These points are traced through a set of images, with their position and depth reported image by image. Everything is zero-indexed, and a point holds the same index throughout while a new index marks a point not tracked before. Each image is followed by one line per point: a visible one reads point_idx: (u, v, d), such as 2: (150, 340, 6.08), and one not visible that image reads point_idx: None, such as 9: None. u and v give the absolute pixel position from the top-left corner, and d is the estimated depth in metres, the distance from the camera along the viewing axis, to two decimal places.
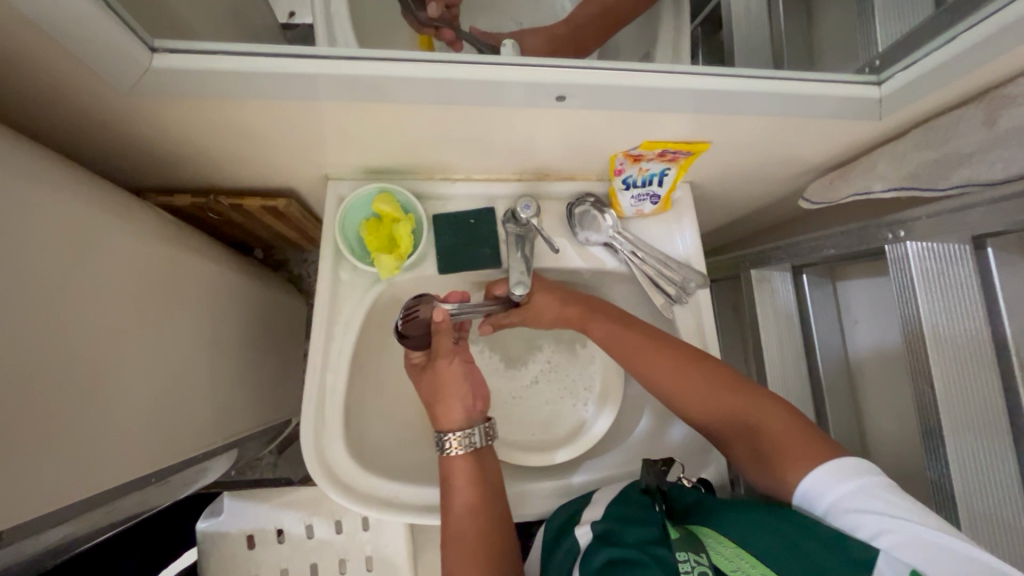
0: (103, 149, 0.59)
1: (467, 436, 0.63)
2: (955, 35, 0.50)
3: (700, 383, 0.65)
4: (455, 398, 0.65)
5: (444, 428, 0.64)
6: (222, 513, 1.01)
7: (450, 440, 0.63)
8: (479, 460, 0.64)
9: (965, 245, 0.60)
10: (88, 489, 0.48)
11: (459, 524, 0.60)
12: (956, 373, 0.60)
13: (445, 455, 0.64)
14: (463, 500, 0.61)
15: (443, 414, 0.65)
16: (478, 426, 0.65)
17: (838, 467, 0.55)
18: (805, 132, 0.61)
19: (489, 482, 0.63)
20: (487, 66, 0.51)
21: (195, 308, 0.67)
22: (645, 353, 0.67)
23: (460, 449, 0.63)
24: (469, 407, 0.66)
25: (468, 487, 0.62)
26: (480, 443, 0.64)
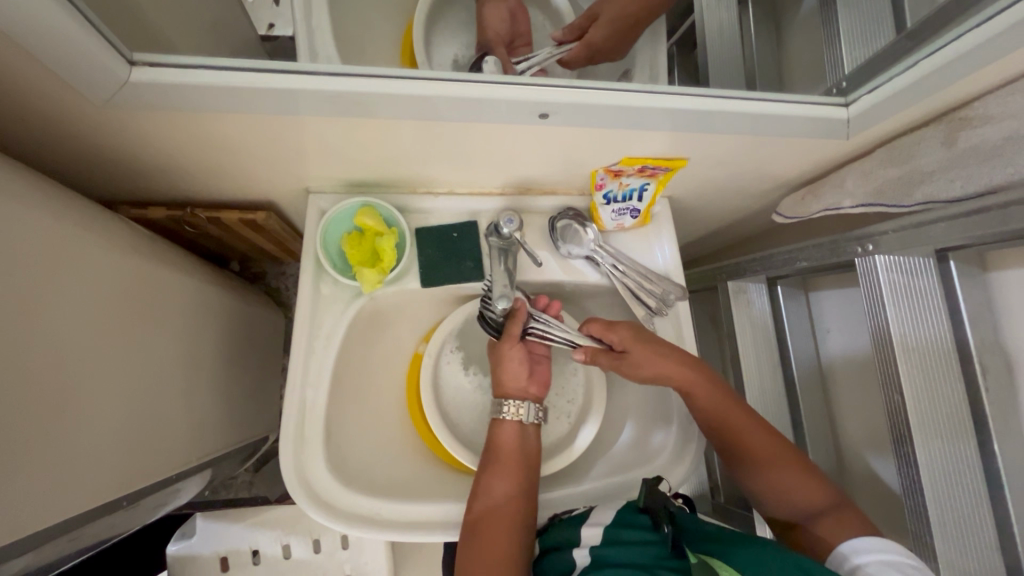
0: (74, 162, 0.57)
1: (520, 408, 0.68)
2: (916, 61, 0.52)
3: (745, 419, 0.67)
4: (517, 372, 0.69)
5: (502, 397, 0.69)
6: (194, 534, 0.97)
7: (506, 407, 0.68)
8: (525, 453, 0.66)
9: (929, 258, 0.62)
10: (56, 514, 0.46)
11: (489, 512, 0.60)
12: (924, 380, 0.62)
13: (498, 420, 0.68)
14: (499, 488, 0.62)
15: (505, 382, 0.69)
16: (531, 403, 0.69)
17: (892, 542, 0.55)
18: (778, 150, 0.63)
19: (527, 479, 0.64)
20: (470, 83, 0.52)
21: (170, 323, 0.66)
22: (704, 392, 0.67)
23: (513, 417, 0.67)
24: (526, 386, 0.70)
25: (505, 481, 0.63)
26: (528, 420, 0.68)
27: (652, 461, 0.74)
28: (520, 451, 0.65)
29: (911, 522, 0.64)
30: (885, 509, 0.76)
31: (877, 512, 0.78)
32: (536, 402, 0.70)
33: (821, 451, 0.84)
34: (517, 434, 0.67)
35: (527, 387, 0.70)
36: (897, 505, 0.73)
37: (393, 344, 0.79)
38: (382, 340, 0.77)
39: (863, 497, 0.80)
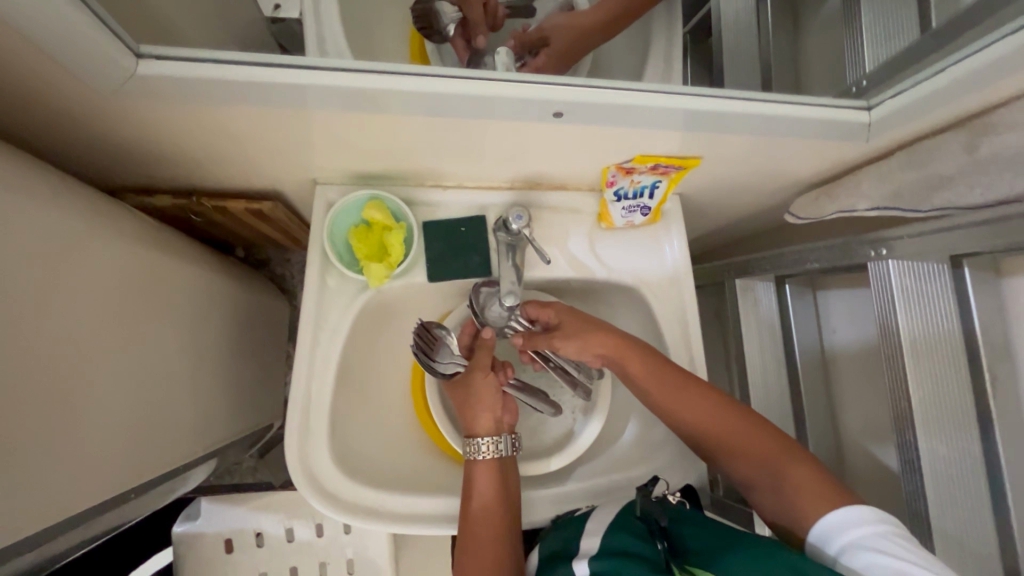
0: (78, 151, 0.56)
1: (496, 443, 0.66)
2: (944, 65, 0.51)
3: (698, 400, 0.65)
4: (489, 407, 0.67)
5: (476, 434, 0.66)
6: (199, 516, 0.99)
7: (482, 444, 0.65)
8: (503, 470, 0.65)
9: (943, 265, 0.62)
10: (65, 507, 0.46)
11: (474, 522, 0.61)
12: (931, 387, 0.62)
13: (471, 458, 0.66)
14: (484, 491, 0.63)
15: (478, 418, 0.67)
16: (506, 436, 0.67)
17: (853, 509, 0.53)
18: (794, 150, 0.62)
19: (508, 485, 0.65)
20: (482, 80, 0.51)
21: (176, 313, 0.65)
22: (656, 373, 0.67)
23: (489, 454, 0.65)
24: (500, 416, 0.68)
25: (487, 483, 0.63)
26: (506, 453, 0.66)
27: (655, 457, 0.74)
28: (499, 469, 0.64)
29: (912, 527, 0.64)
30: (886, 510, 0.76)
31: None
32: (510, 432, 0.69)
33: (823, 452, 0.84)
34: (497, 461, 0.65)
35: (502, 418, 0.68)
36: (898, 508, 0.74)
37: (398, 336, 0.79)
38: (388, 332, 0.77)
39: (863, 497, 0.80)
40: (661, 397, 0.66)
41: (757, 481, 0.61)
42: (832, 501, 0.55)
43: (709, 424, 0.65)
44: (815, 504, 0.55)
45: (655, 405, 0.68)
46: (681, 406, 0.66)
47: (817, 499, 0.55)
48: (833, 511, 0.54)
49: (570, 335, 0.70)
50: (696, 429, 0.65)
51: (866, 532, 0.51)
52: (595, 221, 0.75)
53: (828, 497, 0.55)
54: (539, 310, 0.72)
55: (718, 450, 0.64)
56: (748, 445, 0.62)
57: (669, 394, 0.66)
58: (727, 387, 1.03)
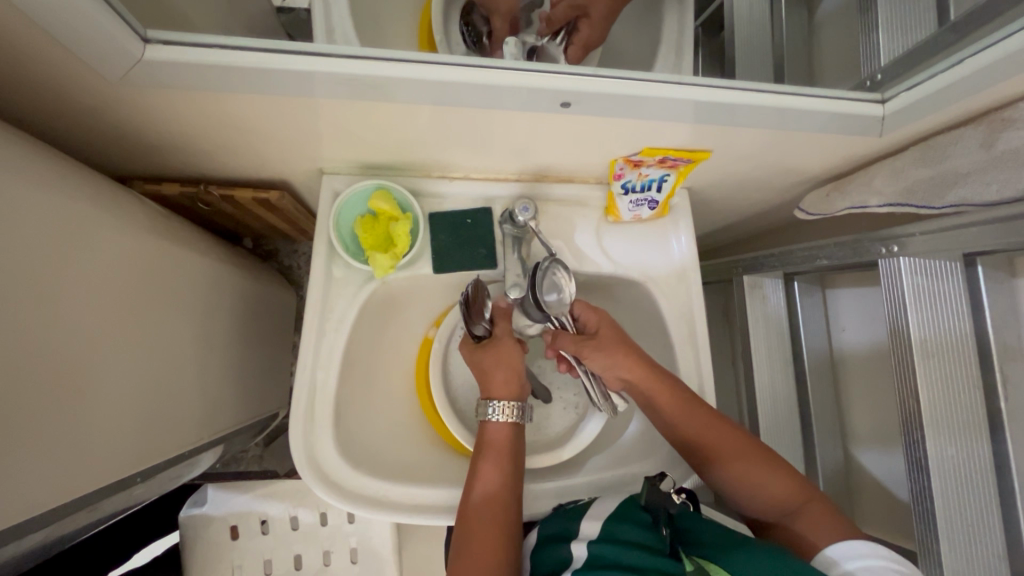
0: (87, 138, 0.57)
1: (512, 408, 0.66)
2: (960, 58, 0.50)
3: (725, 435, 0.64)
4: (509, 372, 0.67)
5: (494, 396, 0.66)
6: (206, 503, 1.00)
7: (498, 406, 0.66)
8: (516, 453, 0.64)
9: (955, 262, 0.61)
10: (72, 489, 0.47)
11: (475, 509, 0.59)
12: (941, 386, 0.61)
13: (486, 420, 0.66)
14: (488, 481, 0.61)
15: (497, 380, 0.67)
16: (522, 404, 0.67)
17: (884, 548, 0.52)
18: (806, 145, 0.61)
19: (515, 477, 0.62)
20: (489, 70, 0.50)
21: (184, 301, 0.66)
22: (685, 407, 0.66)
23: (505, 416, 0.65)
24: (519, 384, 0.68)
25: (492, 475, 0.61)
26: (518, 419, 0.66)
27: (658, 452, 0.74)
28: (513, 450, 0.64)
29: (918, 528, 0.63)
30: (893, 510, 0.76)
31: (882, 512, 0.78)
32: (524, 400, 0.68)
33: (829, 450, 0.83)
34: (508, 432, 0.65)
35: (521, 387, 0.68)
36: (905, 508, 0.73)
37: (404, 328, 0.79)
38: (394, 323, 0.77)
39: (869, 497, 0.80)
40: (688, 430, 0.66)
41: (765, 505, 0.61)
42: (838, 535, 0.55)
43: (721, 445, 0.64)
44: (823, 534, 0.56)
45: (665, 419, 0.67)
46: (707, 439, 0.65)
47: (824, 530, 0.56)
48: (839, 542, 0.54)
49: (603, 347, 0.68)
50: (705, 447, 0.65)
51: (882, 564, 0.50)
52: (602, 215, 0.74)
53: (834, 529, 0.56)
54: (589, 313, 0.71)
55: (721, 469, 0.63)
56: (771, 484, 0.61)
57: (682, 412, 0.66)
58: (732, 384, 1.03)
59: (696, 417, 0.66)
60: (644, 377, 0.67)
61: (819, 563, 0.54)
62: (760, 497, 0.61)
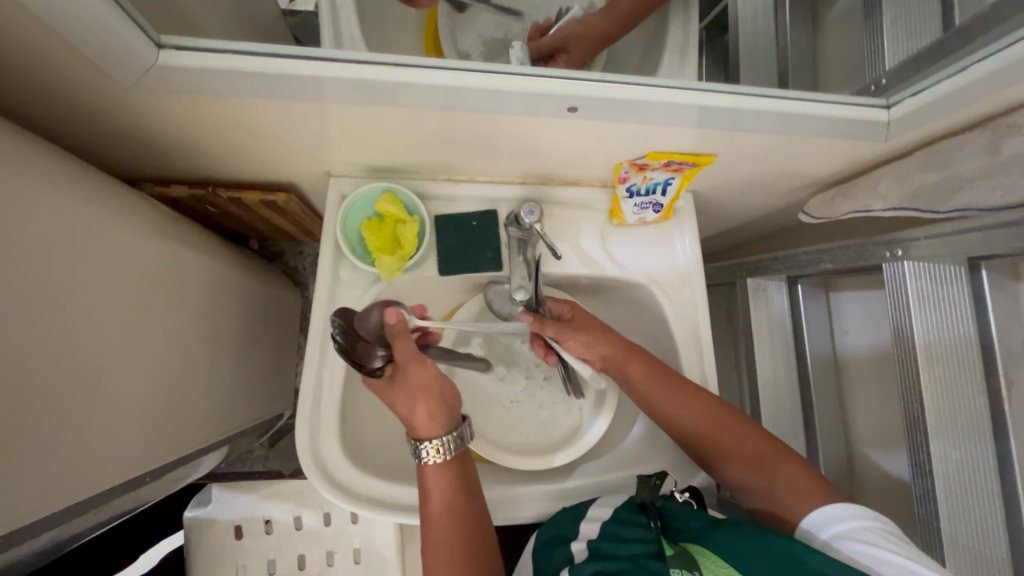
0: (97, 140, 0.57)
1: (442, 445, 0.60)
2: (966, 64, 0.50)
3: (698, 408, 0.64)
4: (423, 408, 0.60)
5: (422, 438, 0.61)
6: (210, 502, 1.00)
7: (427, 449, 0.60)
8: (459, 472, 0.61)
9: (960, 267, 0.60)
10: (81, 488, 0.47)
11: (433, 545, 0.58)
12: (944, 390, 0.61)
13: (422, 463, 0.61)
14: (437, 513, 0.59)
15: (418, 422, 0.61)
16: (454, 433, 0.61)
17: (835, 505, 0.55)
18: (811, 149, 0.61)
19: (463, 500, 0.60)
20: (496, 74, 0.51)
21: (191, 302, 0.66)
22: (657, 382, 0.66)
23: (438, 457, 0.60)
24: (440, 414, 0.61)
25: (441, 505, 0.59)
26: (454, 450, 0.61)
27: (664, 454, 0.74)
28: (452, 471, 0.61)
29: (922, 532, 0.63)
30: (896, 512, 0.76)
31: (884, 515, 0.78)
32: (457, 426, 0.62)
33: (832, 452, 0.83)
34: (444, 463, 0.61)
35: (441, 420, 0.61)
36: (908, 511, 0.73)
37: None
38: None
39: (873, 499, 0.80)
40: (660, 405, 0.66)
41: (745, 480, 0.61)
42: (817, 503, 0.56)
43: (700, 424, 0.64)
44: (804, 504, 0.57)
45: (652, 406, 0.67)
46: (681, 414, 0.65)
47: (804, 500, 0.57)
48: (817, 513, 0.55)
49: (583, 328, 0.70)
50: (686, 430, 0.65)
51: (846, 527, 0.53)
52: (606, 218, 0.75)
53: (818, 496, 0.57)
54: (561, 305, 0.72)
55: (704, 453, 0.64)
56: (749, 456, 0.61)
57: (668, 395, 0.66)
58: (736, 387, 1.03)
59: (669, 394, 0.65)
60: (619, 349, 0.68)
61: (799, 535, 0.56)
62: (739, 467, 0.62)
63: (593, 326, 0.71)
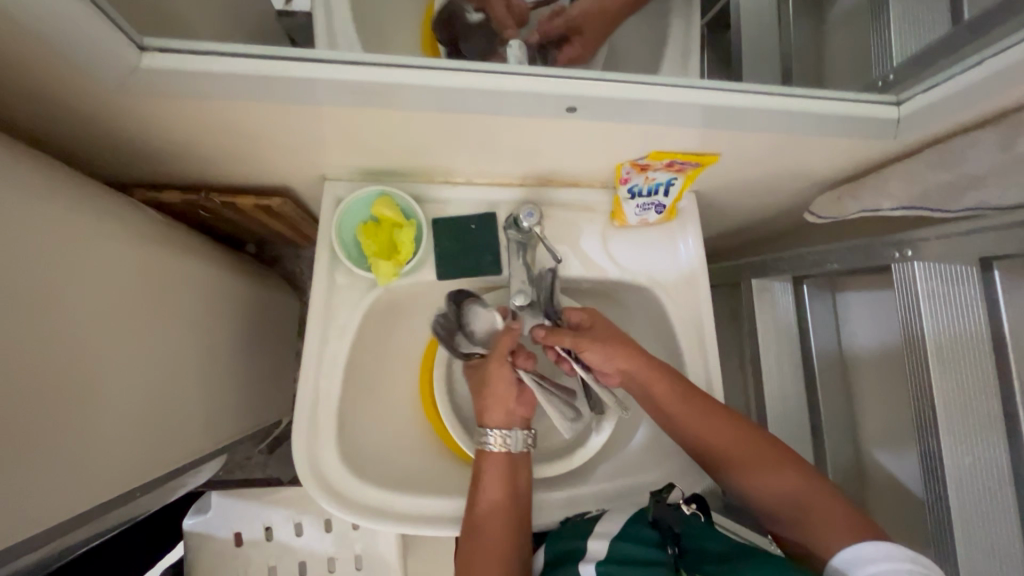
0: (86, 146, 0.56)
1: (506, 437, 0.64)
2: (979, 60, 0.48)
3: (727, 429, 0.63)
4: (497, 398, 0.65)
5: (488, 424, 0.65)
6: (210, 509, 0.98)
7: (491, 438, 0.64)
8: (517, 461, 0.64)
9: (971, 267, 0.58)
10: (73, 505, 0.46)
11: (480, 523, 0.60)
12: (957, 394, 0.60)
13: (483, 450, 0.64)
14: (490, 495, 0.61)
15: (486, 409, 0.65)
16: (517, 431, 0.65)
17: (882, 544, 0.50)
18: (817, 148, 0.60)
19: (518, 487, 0.63)
20: (494, 75, 0.49)
21: (185, 309, 0.65)
22: (684, 403, 0.65)
23: (500, 447, 0.64)
24: (513, 410, 0.65)
25: (496, 488, 0.61)
26: (515, 449, 0.64)
27: (669, 460, 0.73)
28: (512, 472, 0.63)
29: (935, 542, 0.62)
30: (906, 517, 0.74)
31: (893, 520, 0.76)
32: (524, 426, 0.66)
33: (840, 456, 0.82)
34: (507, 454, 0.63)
35: (513, 413, 0.65)
36: (919, 516, 0.72)
37: (408, 334, 0.78)
38: (397, 330, 0.76)
39: (882, 504, 0.78)
40: (686, 427, 0.65)
41: (775, 508, 0.59)
42: (849, 535, 0.53)
43: (728, 447, 0.63)
44: (834, 537, 0.54)
45: (681, 430, 0.65)
46: (710, 436, 0.64)
47: (835, 533, 0.54)
48: (850, 547, 0.52)
49: (599, 339, 0.66)
50: (715, 452, 0.63)
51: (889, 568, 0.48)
52: (608, 220, 0.73)
53: (850, 530, 0.54)
54: (580, 314, 0.69)
55: (730, 476, 0.63)
56: (777, 483, 0.59)
57: (698, 419, 0.64)
58: (741, 388, 1.01)
59: (696, 414, 0.64)
60: (645, 370, 0.66)
61: (827, 571, 0.53)
62: (767, 494, 0.59)
63: (609, 340, 0.67)
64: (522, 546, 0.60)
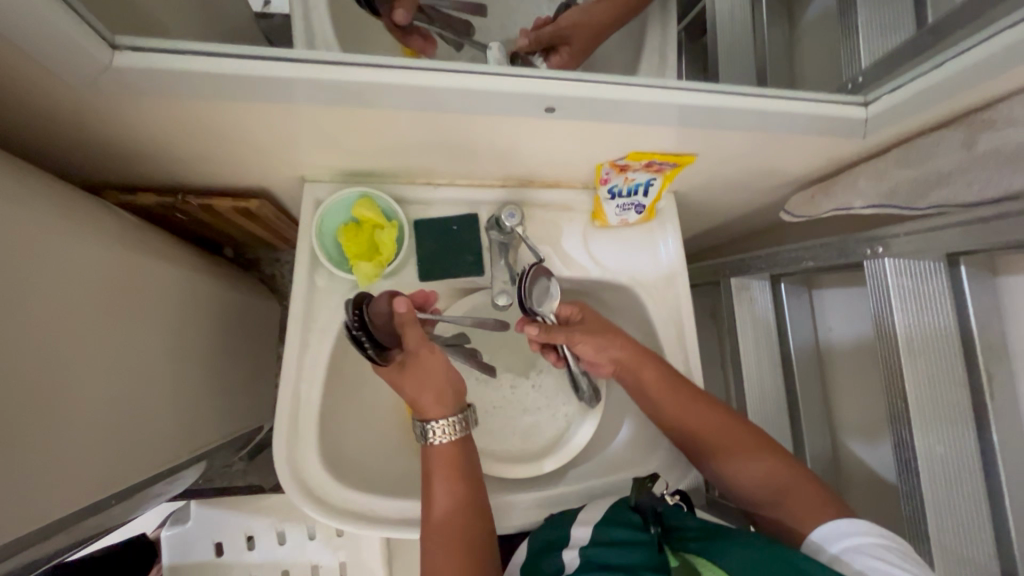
0: (54, 147, 0.55)
1: (453, 425, 0.63)
2: (942, 61, 0.50)
3: (706, 413, 0.64)
4: (434, 392, 0.62)
5: (429, 418, 0.62)
6: (189, 520, 0.97)
7: (434, 428, 0.62)
8: (463, 461, 0.63)
9: (939, 262, 0.61)
10: (44, 514, 0.45)
11: (437, 532, 0.58)
12: (928, 385, 0.61)
13: (428, 444, 0.63)
14: (441, 502, 0.60)
15: (426, 404, 0.62)
16: (462, 414, 0.64)
17: (860, 521, 0.53)
18: (790, 147, 0.61)
19: (471, 489, 0.61)
20: (473, 74, 0.50)
21: (160, 313, 0.64)
22: (669, 385, 0.65)
23: (446, 437, 0.62)
24: (450, 394, 0.63)
25: (446, 493, 0.60)
26: (462, 431, 0.64)
27: (652, 458, 0.73)
28: (460, 465, 0.62)
29: (909, 531, 0.63)
30: (881, 508, 0.76)
31: (869, 510, 0.78)
32: (463, 406, 0.65)
33: (819, 449, 0.83)
34: (453, 447, 0.63)
35: (450, 396, 0.63)
36: (895, 506, 0.73)
37: None
38: None
39: (860, 496, 0.80)
40: (668, 410, 0.66)
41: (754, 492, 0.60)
42: (824, 517, 0.55)
43: (708, 433, 0.64)
44: (812, 518, 0.55)
45: (671, 421, 0.66)
46: (691, 419, 0.65)
47: (812, 515, 0.56)
48: (827, 525, 0.54)
49: (592, 331, 0.67)
50: (696, 436, 0.64)
51: (868, 542, 0.50)
52: (589, 220, 0.74)
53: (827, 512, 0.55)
54: (571, 308, 0.69)
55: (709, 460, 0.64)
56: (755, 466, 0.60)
57: (690, 411, 0.65)
58: (723, 385, 1.03)
59: (678, 398, 0.65)
60: (629, 355, 0.67)
61: (806, 549, 0.54)
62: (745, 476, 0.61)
63: (596, 326, 0.68)
64: (484, 551, 0.58)
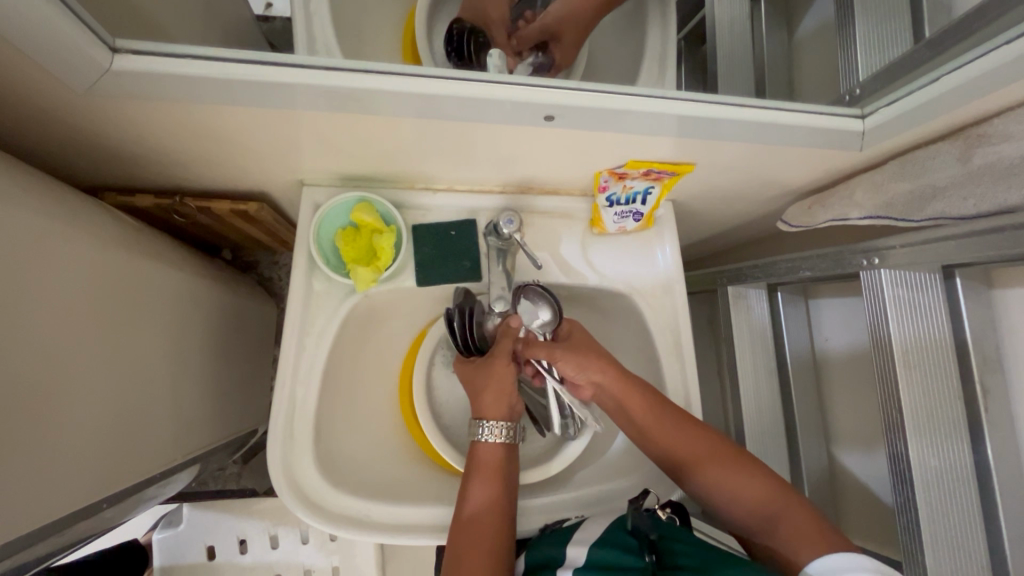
0: (51, 149, 0.55)
1: (504, 430, 0.65)
2: (938, 76, 0.50)
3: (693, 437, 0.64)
4: (500, 393, 0.66)
5: (486, 416, 0.66)
6: (182, 523, 0.97)
7: (489, 428, 0.65)
8: (509, 465, 0.64)
9: (936, 274, 0.61)
10: (38, 518, 0.44)
11: (471, 524, 0.59)
12: (923, 396, 0.61)
13: (478, 441, 0.65)
14: (479, 496, 0.61)
15: (487, 402, 0.66)
16: (515, 424, 0.66)
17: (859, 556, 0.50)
18: (788, 158, 0.62)
19: (509, 490, 0.63)
20: (473, 81, 0.50)
21: (157, 316, 0.64)
22: (651, 410, 0.66)
23: (497, 438, 0.65)
24: (514, 405, 0.67)
25: (486, 489, 0.62)
26: (513, 440, 0.66)
27: (645, 467, 0.73)
28: (504, 468, 0.63)
29: (904, 543, 0.63)
30: (875, 518, 0.76)
31: (863, 520, 0.79)
32: (518, 422, 0.68)
33: (814, 459, 0.83)
34: (502, 451, 0.65)
35: (515, 407, 0.67)
36: (889, 516, 0.74)
37: (387, 341, 0.78)
38: (375, 338, 0.76)
39: (854, 506, 0.80)
40: (653, 435, 0.65)
41: (750, 516, 0.59)
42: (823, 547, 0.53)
43: (697, 455, 0.63)
44: (806, 547, 0.53)
45: (653, 441, 0.66)
46: (677, 442, 0.64)
47: (808, 543, 0.54)
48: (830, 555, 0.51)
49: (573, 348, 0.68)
50: (684, 461, 0.64)
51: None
52: (587, 227, 0.74)
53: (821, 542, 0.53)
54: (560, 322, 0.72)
55: (699, 484, 0.63)
56: (748, 490, 0.59)
57: (669, 431, 0.65)
58: (718, 393, 1.03)
59: (661, 423, 0.65)
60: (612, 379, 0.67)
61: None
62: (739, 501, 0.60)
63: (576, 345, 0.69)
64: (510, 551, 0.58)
